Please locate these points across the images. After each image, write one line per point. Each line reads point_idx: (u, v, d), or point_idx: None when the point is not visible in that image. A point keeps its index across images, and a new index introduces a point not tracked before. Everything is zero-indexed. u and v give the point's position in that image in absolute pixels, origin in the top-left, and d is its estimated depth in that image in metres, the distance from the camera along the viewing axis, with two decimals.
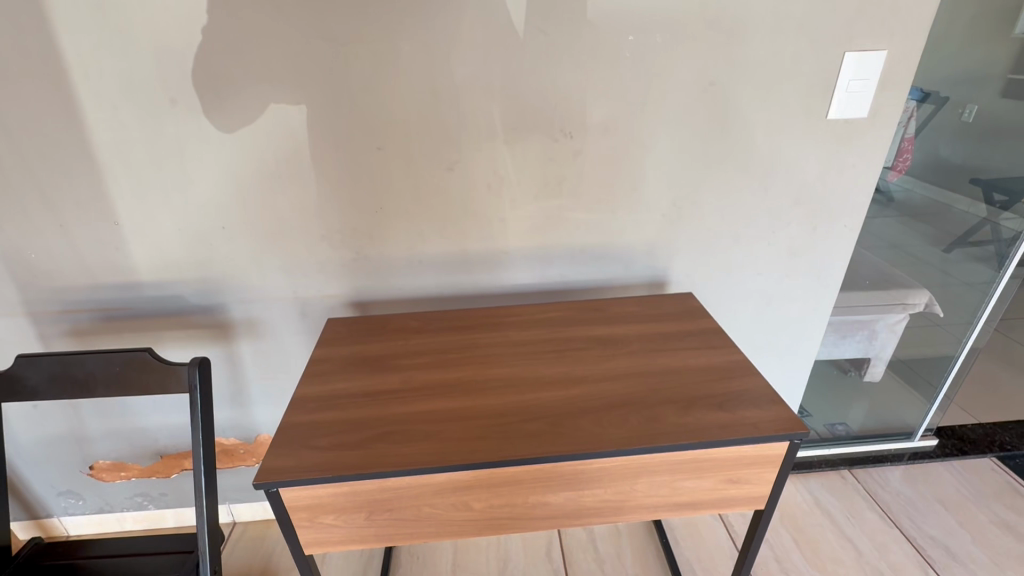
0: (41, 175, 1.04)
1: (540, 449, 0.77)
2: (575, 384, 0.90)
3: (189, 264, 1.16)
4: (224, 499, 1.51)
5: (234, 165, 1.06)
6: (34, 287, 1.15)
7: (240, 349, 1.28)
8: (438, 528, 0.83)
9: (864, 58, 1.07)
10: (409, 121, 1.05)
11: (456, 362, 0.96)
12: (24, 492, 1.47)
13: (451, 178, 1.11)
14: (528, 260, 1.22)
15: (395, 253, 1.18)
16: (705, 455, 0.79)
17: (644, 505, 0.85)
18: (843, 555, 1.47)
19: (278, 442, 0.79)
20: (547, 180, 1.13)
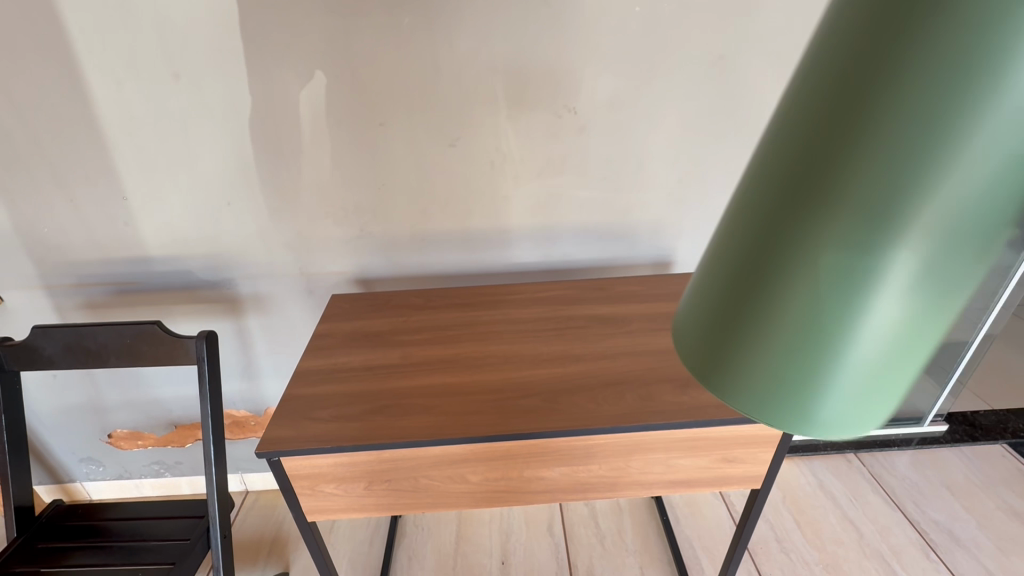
0: (50, 150, 1.06)
1: (536, 425, 0.78)
2: (573, 362, 0.90)
3: (197, 240, 1.17)
4: (237, 469, 1.57)
5: (238, 142, 1.07)
6: (48, 261, 1.18)
7: (249, 324, 1.30)
8: (436, 499, 0.84)
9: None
10: (411, 97, 1.04)
11: (457, 338, 0.97)
12: (48, 457, 1.54)
13: (453, 154, 1.10)
14: (532, 238, 1.21)
15: (398, 230, 1.18)
16: (701, 434, 0.79)
17: (641, 482, 0.85)
18: (844, 536, 1.47)
19: (280, 413, 0.81)
20: (550, 158, 1.12)
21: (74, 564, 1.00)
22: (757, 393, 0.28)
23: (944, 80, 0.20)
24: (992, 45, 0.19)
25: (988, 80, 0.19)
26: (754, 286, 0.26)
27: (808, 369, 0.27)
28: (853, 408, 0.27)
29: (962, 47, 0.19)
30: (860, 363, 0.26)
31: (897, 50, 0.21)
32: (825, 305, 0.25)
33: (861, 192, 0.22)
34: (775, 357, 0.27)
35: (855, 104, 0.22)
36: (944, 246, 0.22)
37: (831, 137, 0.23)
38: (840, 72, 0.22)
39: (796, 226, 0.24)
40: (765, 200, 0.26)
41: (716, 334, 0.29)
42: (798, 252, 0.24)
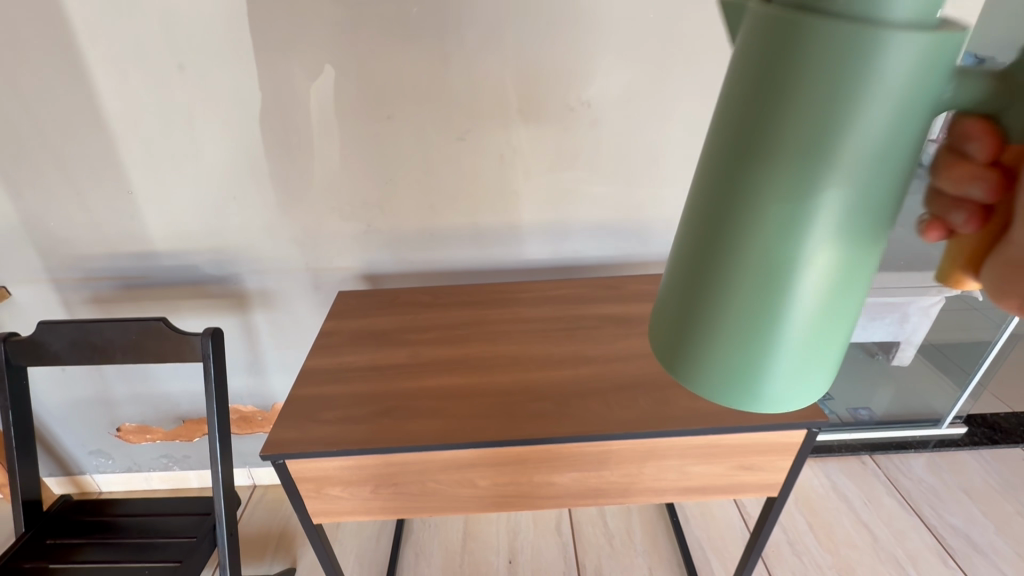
0: (55, 143, 1.04)
1: (546, 430, 0.75)
2: (585, 364, 0.88)
3: (202, 234, 1.16)
4: (244, 463, 1.56)
5: (244, 136, 1.04)
6: (55, 255, 1.17)
7: (255, 319, 1.29)
8: (443, 503, 0.83)
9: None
10: (420, 89, 1.01)
11: (466, 338, 0.95)
12: (58, 450, 1.54)
13: (463, 148, 1.08)
14: (542, 234, 1.18)
15: (406, 225, 1.16)
16: (717, 441, 0.77)
17: (654, 489, 0.83)
18: (858, 540, 1.44)
19: (285, 414, 0.80)
20: (562, 152, 1.09)
21: (82, 560, 1.00)
22: (728, 365, 0.36)
23: (806, 139, 0.28)
24: (828, 119, 0.28)
25: (830, 142, 0.28)
26: (700, 292, 0.35)
27: (761, 338, 0.35)
28: (798, 361, 0.36)
29: (811, 120, 0.28)
30: (798, 324, 0.34)
31: (764, 129, 0.29)
32: (764, 288, 0.33)
33: (777, 204, 0.30)
34: (736, 336, 0.35)
35: (759, 144, 0.30)
36: (840, 232, 0.31)
37: (748, 167, 0.30)
38: (740, 120, 0.30)
39: (734, 235, 0.32)
40: (705, 218, 0.34)
41: (679, 336, 0.37)
42: (740, 254, 0.32)
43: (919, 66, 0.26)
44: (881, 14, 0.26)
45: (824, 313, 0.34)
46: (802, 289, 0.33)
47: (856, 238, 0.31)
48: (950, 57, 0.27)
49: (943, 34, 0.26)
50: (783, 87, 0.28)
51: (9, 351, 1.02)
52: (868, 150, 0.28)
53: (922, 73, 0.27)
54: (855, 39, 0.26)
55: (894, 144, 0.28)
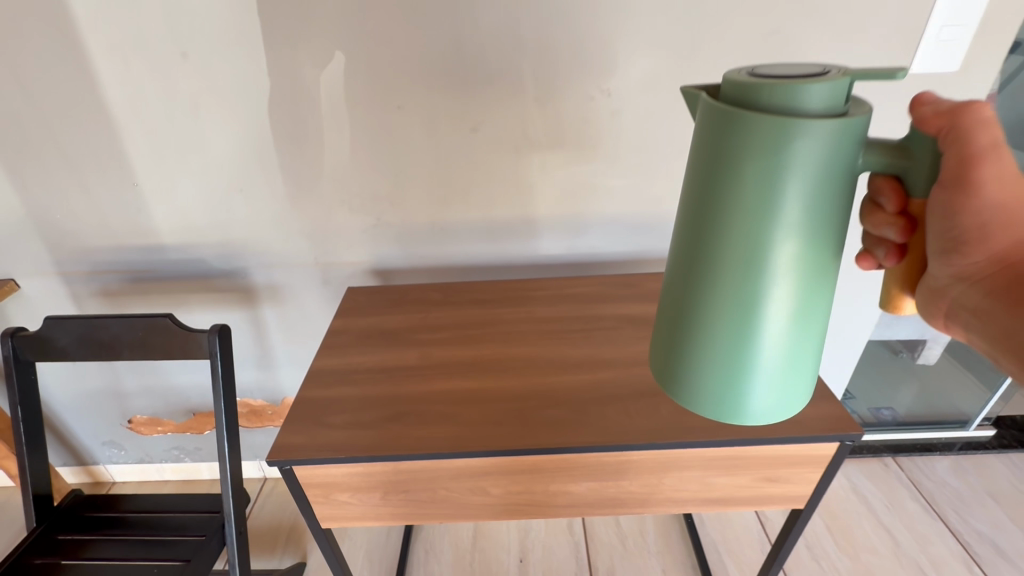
0: (59, 134, 1.02)
1: (562, 440, 0.72)
2: (603, 368, 0.84)
3: (209, 228, 1.13)
4: (254, 456, 1.56)
5: (250, 126, 1.01)
6: (62, 248, 1.15)
7: (264, 314, 1.27)
8: (455, 511, 0.80)
9: (941, 44, 0.95)
10: (432, 78, 0.97)
11: (478, 339, 0.91)
12: (71, 441, 1.55)
13: (476, 140, 1.03)
14: (558, 230, 1.14)
15: (417, 220, 1.12)
16: (743, 453, 0.73)
17: (674, 499, 0.79)
18: (880, 545, 1.40)
19: (292, 418, 0.77)
20: (580, 144, 1.04)
21: (92, 556, 0.99)
22: (721, 369, 0.47)
23: (758, 197, 0.40)
24: (772, 182, 0.39)
25: (775, 197, 0.40)
26: (695, 312, 0.46)
27: (744, 346, 0.46)
28: (779, 361, 0.47)
29: (758, 185, 0.40)
30: (773, 332, 0.45)
31: (726, 195, 0.41)
32: (742, 308, 0.44)
33: (744, 248, 0.42)
34: (724, 345, 0.46)
35: (722, 202, 0.41)
36: (795, 262, 0.42)
37: (717, 218, 0.42)
38: (705, 185, 0.42)
39: (713, 271, 0.44)
40: (689, 257, 0.45)
41: (682, 348, 0.48)
42: (722, 278, 0.43)
43: (830, 144, 0.38)
44: (800, 109, 0.38)
45: (794, 321, 0.45)
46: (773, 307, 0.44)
47: (808, 265, 0.43)
48: (854, 135, 0.38)
49: (846, 121, 0.38)
50: (733, 167, 0.40)
51: (16, 347, 1.00)
52: (805, 196, 0.40)
53: (835, 147, 0.38)
54: (785, 130, 0.37)
55: (822, 198, 0.40)
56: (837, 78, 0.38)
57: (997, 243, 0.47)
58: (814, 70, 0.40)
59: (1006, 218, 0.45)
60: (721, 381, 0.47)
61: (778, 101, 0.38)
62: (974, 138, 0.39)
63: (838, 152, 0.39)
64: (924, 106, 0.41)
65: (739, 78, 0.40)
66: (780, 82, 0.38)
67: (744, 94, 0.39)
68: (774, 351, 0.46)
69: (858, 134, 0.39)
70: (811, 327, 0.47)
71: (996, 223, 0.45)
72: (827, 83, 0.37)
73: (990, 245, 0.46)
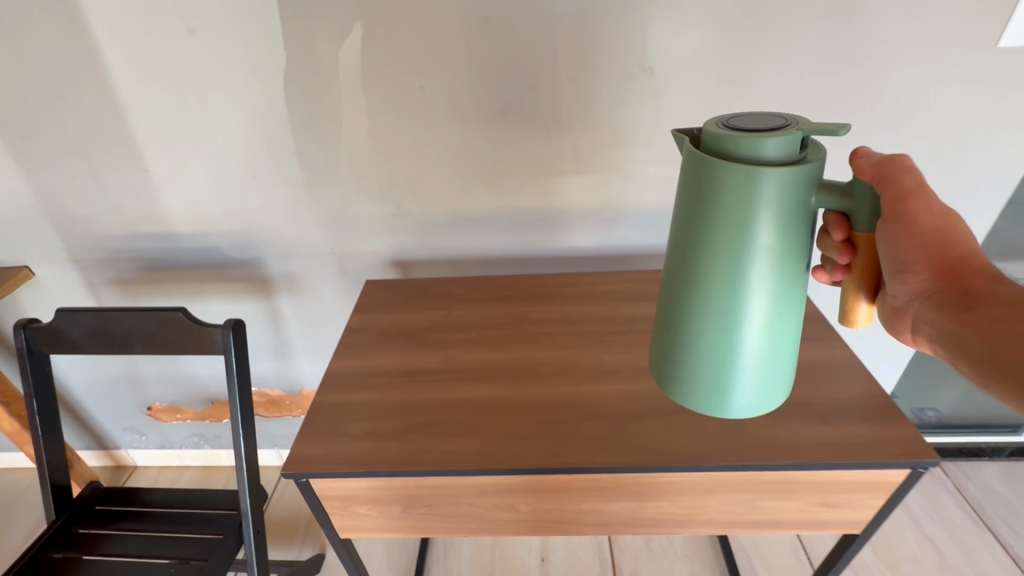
0: (64, 116, 0.96)
1: (599, 459, 0.66)
2: (641, 377, 0.77)
3: (222, 215, 1.08)
4: (273, 445, 1.54)
5: (262, 109, 0.95)
6: (73, 236, 1.11)
7: (281, 304, 1.22)
8: (480, 526, 0.75)
9: None
10: (457, 55, 0.89)
11: (505, 341, 0.85)
12: (93, 425, 1.55)
13: (503, 123, 0.95)
14: (590, 221, 1.06)
15: (438, 209, 1.05)
16: (799, 477, 0.66)
17: (717, 521, 0.73)
18: (921, 556, 1.33)
19: (308, 426, 0.72)
20: (617, 128, 0.95)
21: (111, 552, 0.98)
22: (708, 374, 0.54)
23: (732, 236, 0.47)
24: (743, 225, 0.46)
25: (747, 238, 0.46)
26: (683, 330, 0.53)
27: (729, 359, 0.52)
28: (759, 372, 0.53)
29: (732, 226, 0.46)
30: (752, 349, 0.52)
31: (706, 232, 0.48)
32: (724, 323, 0.51)
33: (724, 273, 0.48)
34: (710, 354, 0.52)
35: (705, 231, 0.48)
36: (768, 284, 0.48)
37: (700, 247, 0.48)
38: (689, 217, 0.49)
39: (698, 292, 0.50)
40: (676, 280, 0.52)
41: (673, 361, 0.55)
42: (706, 300, 0.50)
43: (791, 188, 0.44)
44: (763, 160, 0.44)
45: (770, 333, 0.51)
46: (751, 320, 0.50)
47: (780, 286, 0.49)
48: (810, 180, 0.45)
49: (802, 169, 0.44)
50: (709, 207, 0.47)
51: (29, 338, 0.97)
52: (772, 239, 0.46)
53: (794, 190, 0.45)
54: (753, 180, 0.44)
55: (787, 231, 0.46)
56: (793, 132, 0.44)
57: (939, 264, 0.55)
58: (778, 122, 0.46)
59: (937, 239, 0.55)
60: (707, 385, 0.54)
61: (744, 153, 0.45)
62: (897, 177, 0.49)
63: (797, 194, 0.45)
64: (861, 159, 0.51)
65: (713, 129, 0.46)
66: (746, 137, 0.44)
67: (717, 145, 0.46)
68: (754, 360, 0.52)
69: (813, 179, 0.45)
70: (786, 338, 0.53)
71: (929, 244, 0.54)
72: (786, 136, 0.44)
73: (931, 264, 0.55)
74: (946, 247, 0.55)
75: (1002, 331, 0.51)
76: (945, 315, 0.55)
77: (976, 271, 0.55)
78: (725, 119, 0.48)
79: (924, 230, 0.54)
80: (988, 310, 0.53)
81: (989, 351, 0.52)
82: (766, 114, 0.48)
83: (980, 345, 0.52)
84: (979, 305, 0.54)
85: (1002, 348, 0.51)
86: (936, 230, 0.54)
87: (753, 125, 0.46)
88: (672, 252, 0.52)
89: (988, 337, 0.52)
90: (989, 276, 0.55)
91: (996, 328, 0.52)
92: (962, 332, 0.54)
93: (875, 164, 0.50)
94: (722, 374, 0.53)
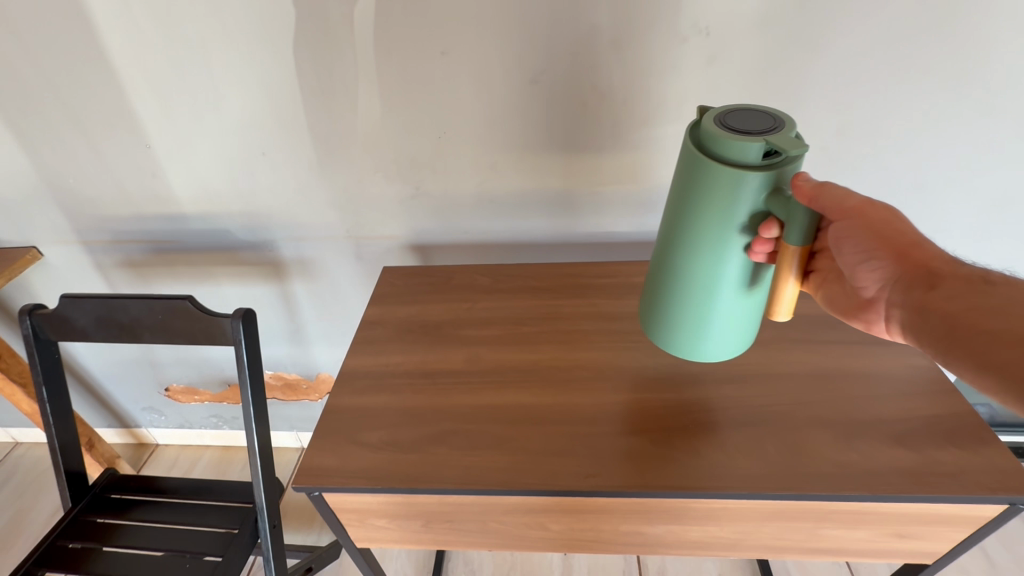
0: (58, 85, 0.89)
1: (643, 482, 0.59)
2: (688, 386, 0.69)
3: (231, 196, 1.01)
4: (291, 427, 1.51)
5: (269, 79, 0.86)
6: (77, 215, 1.06)
7: (294, 288, 1.16)
8: (506, 542, 0.69)
9: None
10: (484, 14, 0.78)
11: (534, 340, 0.77)
12: (112, 404, 1.54)
13: (535, 94, 0.85)
14: (628, 204, 0.96)
15: (461, 189, 0.96)
16: (870, 507, 0.58)
17: (770, 546, 0.66)
18: (971, 564, 1.24)
19: (321, 432, 0.67)
20: (664, 99, 0.84)
21: (126, 544, 0.95)
22: (687, 331, 0.64)
23: (715, 221, 0.55)
24: (725, 212, 0.54)
25: (726, 223, 0.55)
26: (669, 294, 0.63)
27: (705, 322, 0.62)
28: (730, 334, 0.63)
29: (716, 213, 0.55)
30: (727, 315, 0.61)
31: (695, 215, 0.56)
32: (696, 291, 0.60)
33: (706, 250, 0.57)
34: (686, 316, 0.62)
35: (693, 216, 0.57)
36: (737, 263, 0.57)
37: (688, 226, 0.57)
38: (682, 201, 0.57)
39: (679, 262, 0.60)
40: (666, 251, 0.61)
41: (662, 319, 0.65)
42: (689, 272, 0.59)
43: (767, 184, 0.52)
44: (739, 160, 0.52)
45: (736, 304, 0.61)
46: (722, 292, 0.59)
47: (746, 265, 0.58)
48: (777, 182, 0.53)
49: (770, 173, 0.52)
50: (694, 193, 0.56)
51: (35, 325, 0.92)
52: (749, 226, 0.55)
53: (764, 189, 0.53)
54: (736, 176, 0.52)
55: (754, 222, 0.55)
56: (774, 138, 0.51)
57: (896, 251, 0.55)
58: (765, 125, 0.53)
59: (889, 228, 0.56)
60: (681, 340, 0.64)
61: (724, 150, 0.53)
62: (833, 196, 0.51)
63: (764, 193, 0.53)
64: (801, 179, 0.52)
65: (709, 128, 0.54)
66: (727, 137, 0.52)
67: (706, 139, 0.55)
68: (721, 325, 0.62)
69: (784, 180, 0.53)
70: (750, 308, 0.62)
71: (879, 232, 0.56)
72: (761, 142, 0.51)
73: (888, 252, 0.56)
74: (902, 234, 0.56)
75: (961, 308, 0.51)
76: (909, 297, 0.55)
77: (936, 254, 0.55)
78: (724, 114, 0.55)
79: (869, 220, 0.56)
80: (949, 288, 0.53)
81: (950, 326, 0.51)
82: (762, 115, 0.55)
83: (942, 324, 0.52)
84: (942, 285, 0.53)
85: (961, 323, 0.51)
86: (884, 219, 0.56)
87: (740, 125, 0.54)
88: (667, 227, 0.61)
89: (946, 313, 0.52)
90: (947, 259, 0.55)
91: (954, 305, 0.52)
92: (927, 313, 0.53)
93: (814, 185, 0.51)
94: (699, 333, 0.63)
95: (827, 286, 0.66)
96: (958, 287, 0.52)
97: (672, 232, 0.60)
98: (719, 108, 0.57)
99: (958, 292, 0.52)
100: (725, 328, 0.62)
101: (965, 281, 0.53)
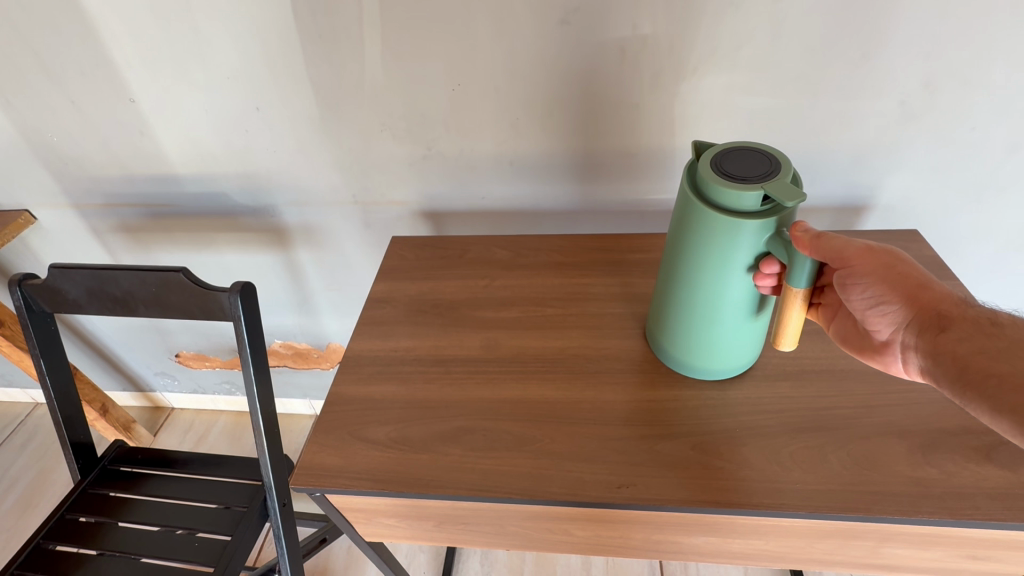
0: (27, 30, 0.79)
1: (685, 495, 0.51)
2: (735, 385, 0.60)
3: (227, 156, 0.92)
4: (304, 395, 1.48)
5: (258, 19, 0.75)
6: (67, 175, 0.98)
7: (300, 256, 1.08)
8: (526, 544, 0.63)
9: None
10: None
11: (558, 325, 0.69)
12: (125, 369, 1.52)
13: (564, 38, 0.73)
14: (667, 167, 0.84)
15: (477, 150, 0.86)
16: (946, 531, 0.50)
17: (821, 559, 0.59)
18: None
19: (324, 426, 0.60)
20: (719, 41, 0.71)
21: (136, 520, 0.93)
22: (688, 359, 0.60)
23: (709, 265, 0.52)
24: (718, 255, 0.51)
25: (721, 267, 0.51)
26: (669, 327, 0.59)
27: (707, 353, 0.58)
28: (734, 360, 0.58)
29: (709, 257, 0.52)
30: (728, 347, 0.57)
31: (689, 257, 0.53)
32: (699, 321, 0.56)
33: (700, 291, 0.54)
34: (687, 340, 0.58)
35: (688, 258, 0.53)
36: (742, 297, 0.53)
37: (683, 267, 0.54)
38: (677, 242, 0.54)
39: (682, 294, 0.56)
40: (666, 287, 0.58)
41: (664, 348, 0.62)
42: (688, 307, 0.56)
43: (761, 230, 0.49)
44: (734, 207, 0.49)
45: (739, 332, 0.56)
46: (726, 321, 0.55)
47: (751, 297, 0.53)
48: (775, 225, 0.49)
49: (768, 218, 0.48)
50: (690, 236, 0.52)
51: (27, 295, 0.86)
52: (745, 267, 0.51)
53: (760, 234, 0.49)
54: (727, 223, 0.49)
55: (753, 262, 0.51)
56: (769, 184, 0.48)
57: (900, 294, 0.50)
58: (762, 169, 0.50)
59: (892, 273, 0.50)
60: (685, 362, 0.60)
61: (718, 196, 0.50)
62: (833, 247, 0.46)
63: (761, 238, 0.49)
64: (799, 230, 0.48)
65: (702, 172, 0.51)
66: (721, 183, 0.49)
67: (702, 183, 0.51)
68: (727, 350, 0.57)
69: (783, 224, 0.49)
70: (756, 334, 0.57)
71: (883, 277, 0.50)
72: (757, 189, 0.48)
73: (893, 297, 0.50)
74: (906, 277, 0.50)
75: (974, 354, 0.46)
76: (920, 342, 0.50)
77: (945, 296, 0.49)
78: (721, 156, 0.52)
79: (870, 266, 0.50)
80: (959, 331, 0.47)
81: (962, 374, 0.46)
82: (759, 156, 0.52)
83: (954, 369, 0.47)
84: (954, 328, 0.47)
85: (975, 370, 0.46)
86: (886, 264, 0.50)
87: (737, 170, 0.50)
88: (665, 265, 0.58)
89: (957, 359, 0.47)
90: (954, 297, 0.49)
91: (965, 348, 0.47)
92: (938, 356, 0.48)
93: (813, 235, 0.47)
94: (700, 363, 0.59)
95: (840, 320, 0.57)
96: (968, 330, 0.47)
97: (669, 271, 0.57)
98: (717, 146, 0.54)
99: (968, 335, 0.47)
100: (729, 357, 0.58)
101: (973, 323, 0.47)
